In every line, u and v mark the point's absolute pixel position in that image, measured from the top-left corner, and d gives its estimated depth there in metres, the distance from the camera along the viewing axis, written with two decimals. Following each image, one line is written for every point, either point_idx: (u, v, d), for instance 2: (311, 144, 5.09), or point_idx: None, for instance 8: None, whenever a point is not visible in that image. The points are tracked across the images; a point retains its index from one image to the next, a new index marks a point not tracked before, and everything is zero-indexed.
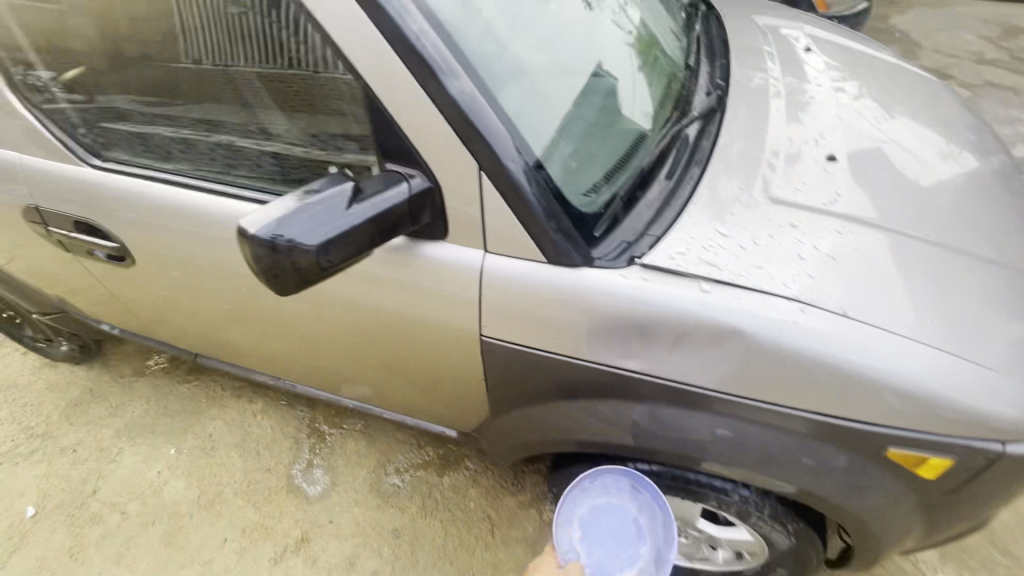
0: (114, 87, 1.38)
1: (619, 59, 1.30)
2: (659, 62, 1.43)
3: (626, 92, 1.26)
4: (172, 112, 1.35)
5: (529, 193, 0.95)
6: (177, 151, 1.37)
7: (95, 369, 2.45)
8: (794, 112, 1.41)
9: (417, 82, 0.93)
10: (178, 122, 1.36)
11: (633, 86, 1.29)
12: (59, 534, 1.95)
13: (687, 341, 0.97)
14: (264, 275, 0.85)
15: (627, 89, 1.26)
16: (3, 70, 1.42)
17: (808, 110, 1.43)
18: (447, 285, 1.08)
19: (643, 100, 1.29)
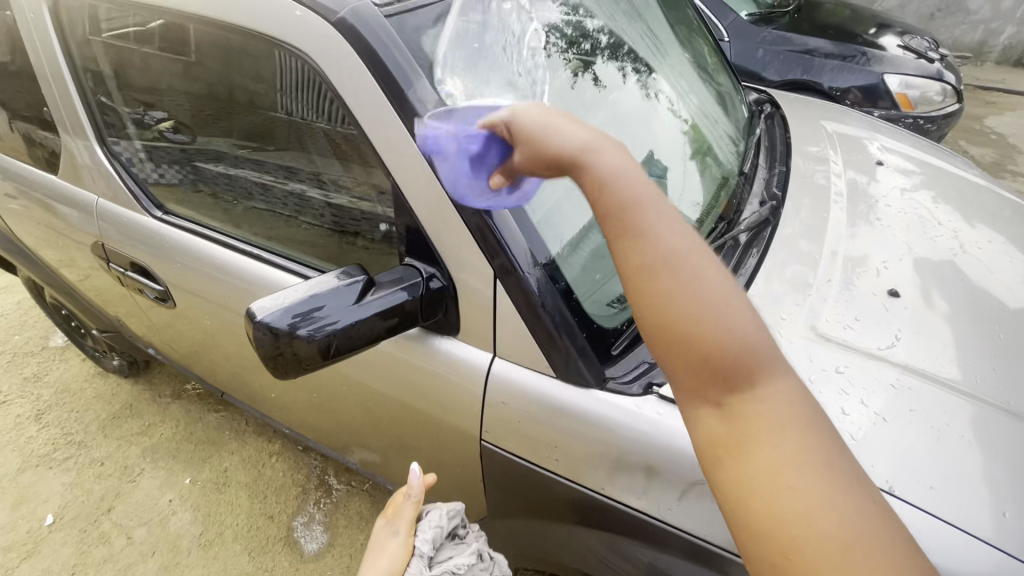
0: (214, 132, 1.41)
1: (665, 149, 1.29)
2: (710, 158, 1.40)
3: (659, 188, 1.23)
4: (264, 157, 1.35)
5: (543, 305, 0.91)
6: (234, 200, 1.46)
7: (139, 385, 2.58)
8: (856, 232, 1.30)
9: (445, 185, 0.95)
10: (267, 168, 1.37)
11: (679, 181, 1.26)
12: (67, 549, 1.99)
13: (701, 491, 0.87)
14: (268, 360, 0.87)
15: (672, 184, 1.24)
16: (89, 110, 1.58)
17: (874, 231, 1.31)
18: (454, 383, 1.04)
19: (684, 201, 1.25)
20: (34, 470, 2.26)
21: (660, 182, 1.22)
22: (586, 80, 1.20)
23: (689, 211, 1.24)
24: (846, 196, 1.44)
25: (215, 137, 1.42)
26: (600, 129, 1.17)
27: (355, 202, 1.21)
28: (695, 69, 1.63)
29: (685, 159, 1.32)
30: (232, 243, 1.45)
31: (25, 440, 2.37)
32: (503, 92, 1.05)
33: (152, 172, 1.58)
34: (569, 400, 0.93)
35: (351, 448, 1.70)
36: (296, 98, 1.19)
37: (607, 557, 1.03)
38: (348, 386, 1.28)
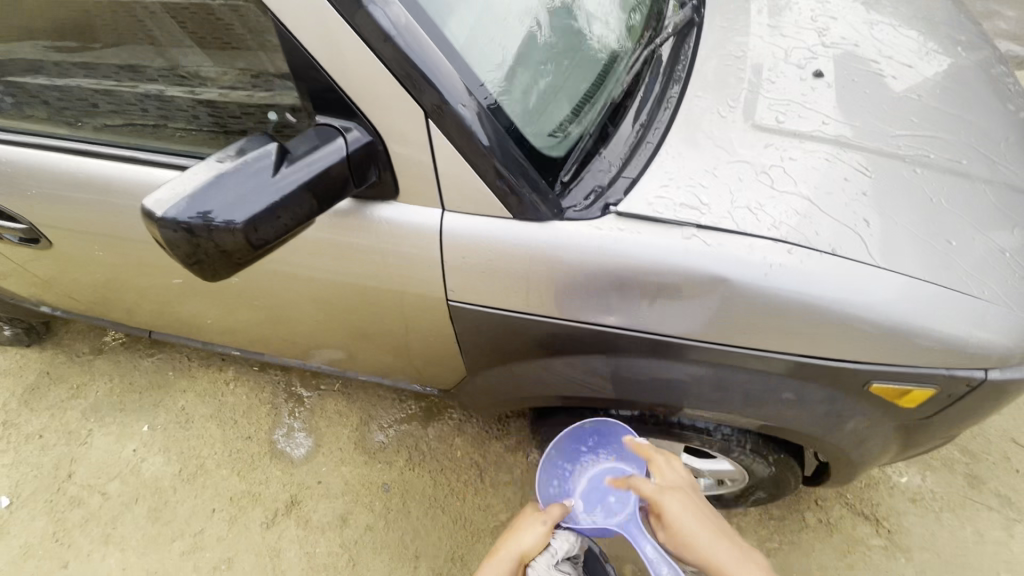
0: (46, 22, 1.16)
1: None
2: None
3: None
4: (93, 59, 1.15)
5: (487, 142, 0.84)
6: (80, 111, 1.20)
7: (47, 350, 2.31)
8: (775, 18, 1.26)
9: (341, 18, 0.79)
10: (102, 73, 1.15)
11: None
12: (40, 521, 1.90)
13: (667, 294, 0.90)
14: (186, 262, 0.75)
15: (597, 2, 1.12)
16: None
17: (793, 17, 1.29)
18: (404, 248, 0.97)
19: (609, 7, 1.13)
20: None
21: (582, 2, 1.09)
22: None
23: (612, 25, 1.12)
24: None
25: (25, 49, 1.20)
26: None
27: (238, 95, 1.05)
28: None
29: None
30: (96, 147, 1.18)
31: None
32: None
33: None
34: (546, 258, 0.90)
35: (310, 351, 1.64)
36: None
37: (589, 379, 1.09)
38: (290, 288, 1.18)
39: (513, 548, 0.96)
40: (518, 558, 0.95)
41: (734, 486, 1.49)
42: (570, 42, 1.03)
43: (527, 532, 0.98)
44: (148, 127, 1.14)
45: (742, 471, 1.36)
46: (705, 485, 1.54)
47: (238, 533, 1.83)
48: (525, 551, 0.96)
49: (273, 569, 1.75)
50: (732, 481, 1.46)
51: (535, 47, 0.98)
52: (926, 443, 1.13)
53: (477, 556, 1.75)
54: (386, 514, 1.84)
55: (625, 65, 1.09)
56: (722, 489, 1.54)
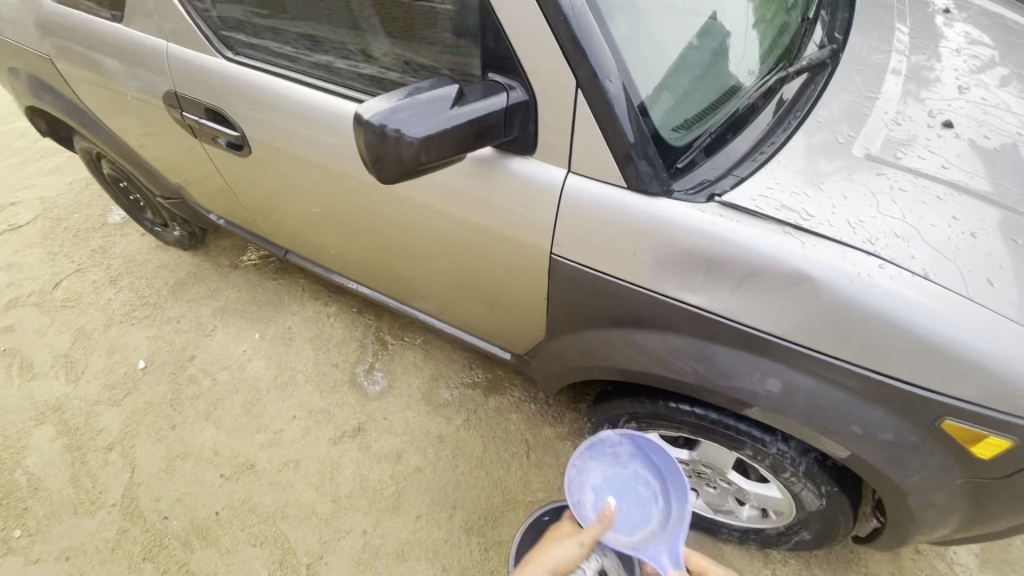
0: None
1: (733, 11, 1.27)
2: (767, 15, 1.36)
3: (732, 46, 1.23)
4: (282, 27, 1.43)
5: (626, 118, 0.97)
6: (279, 63, 1.45)
7: (200, 256, 2.74)
8: (915, 90, 1.26)
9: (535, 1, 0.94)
10: (288, 40, 1.44)
11: (743, 39, 1.25)
12: (161, 386, 2.24)
13: (753, 281, 0.97)
14: (370, 161, 0.95)
15: (734, 45, 1.23)
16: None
17: (937, 96, 1.26)
18: (523, 203, 1.14)
19: (750, 52, 1.26)
20: (117, 326, 2.47)
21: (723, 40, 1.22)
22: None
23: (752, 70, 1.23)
24: (907, 61, 1.35)
25: (234, 10, 1.49)
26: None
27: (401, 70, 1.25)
28: None
29: (749, 22, 1.29)
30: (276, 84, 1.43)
31: (104, 301, 2.57)
32: None
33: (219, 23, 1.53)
34: (635, 226, 1.03)
35: (410, 294, 1.80)
36: None
37: (659, 356, 1.15)
38: (432, 234, 1.41)
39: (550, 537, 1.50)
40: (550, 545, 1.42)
41: (777, 522, 1.48)
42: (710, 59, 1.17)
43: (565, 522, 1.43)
44: (327, 68, 1.37)
45: (790, 503, 1.37)
46: (749, 516, 1.54)
47: (309, 441, 2.06)
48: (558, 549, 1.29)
49: (330, 480, 1.96)
50: (776, 515, 1.46)
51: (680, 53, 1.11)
52: (998, 525, 1.08)
53: (507, 522, 1.84)
54: (436, 462, 1.99)
55: (750, 93, 1.19)
56: (764, 523, 1.52)
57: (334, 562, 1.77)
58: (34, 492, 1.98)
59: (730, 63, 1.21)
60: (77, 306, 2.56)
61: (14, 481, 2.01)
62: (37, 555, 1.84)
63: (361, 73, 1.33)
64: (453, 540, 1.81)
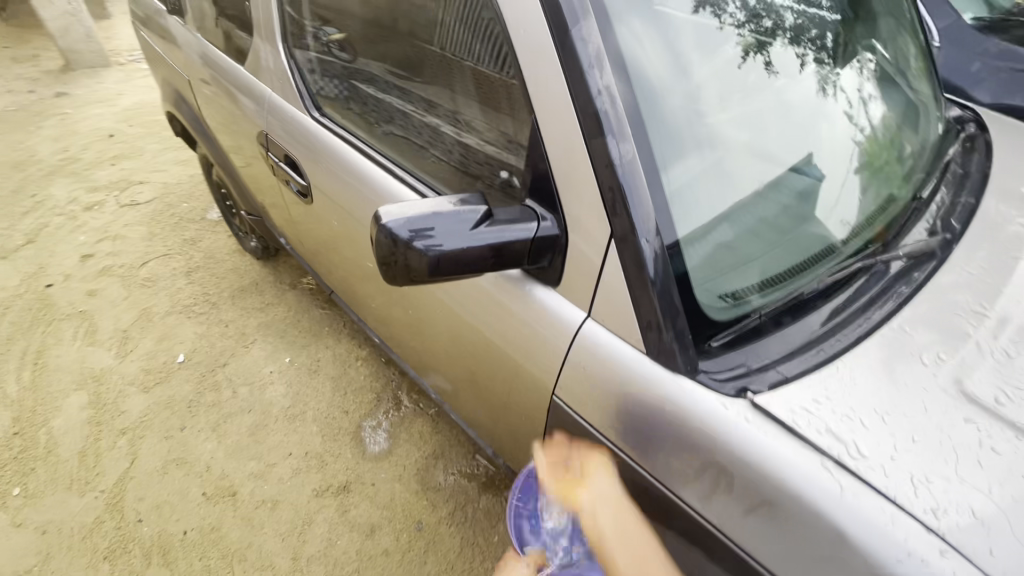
0: (378, 54, 1.42)
1: (834, 162, 1.14)
2: (877, 159, 1.23)
3: (826, 198, 1.12)
4: (410, 85, 1.35)
5: (655, 281, 0.87)
6: (394, 120, 1.42)
7: (268, 268, 2.90)
8: None
9: (585, 145, 0.90)
10: (411, 98, 1.36)
11: (840, 186, 1.13)
12: (188, 385, 2.33)
13: (768, 509, 0.79)
14: (380, 261, 0.94)
15: (827, 191, 1.12)
16: (266, 32, 1.72)
17: None
18: (540, 332, 1.06)
19: (842, 211, 1.12)
20: (176, 314, 2.64)
21: (815, 186, 1.10)
22: (756, 62, 1.07)
23: (846, 219, 1.12)
24: None
25: (373, 65, 1.45)
26: (756, 130, 1.04)
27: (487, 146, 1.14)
28: (902, 81, 1.40)
29: (850, 167, 1.17)
30: (366, 151, 1.49)
31: (175, 289, 2.77)
32: (668, 61, 0.96)
33: (321, 83, 1.63)
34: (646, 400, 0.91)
35: (427, 369, 1.74)
36: (464, 32, 1.12)
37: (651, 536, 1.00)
38: (453, 327, 1.36)
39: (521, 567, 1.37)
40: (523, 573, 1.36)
41: None
42: (786, 217, 1.05)
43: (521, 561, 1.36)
44: (434, 133, 1.30)
45: None
46: None
47: (295, 484, 2.02)
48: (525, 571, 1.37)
49: (299, 534, 1.89)
50: None
51: (753, 205, 1.01)
52: None
53: None
54: (406, 550, 1.86)
55: (828, 268, 1.04)
56: None
57: None
58: (46, 454, 2.09)
59: (819, 209, 1.10)
60: (152, 287, 2.78)
61: (36, 437, 2.15)
62: (22, 519, 1.92)
63: (462, 141, 1.24)
64: None
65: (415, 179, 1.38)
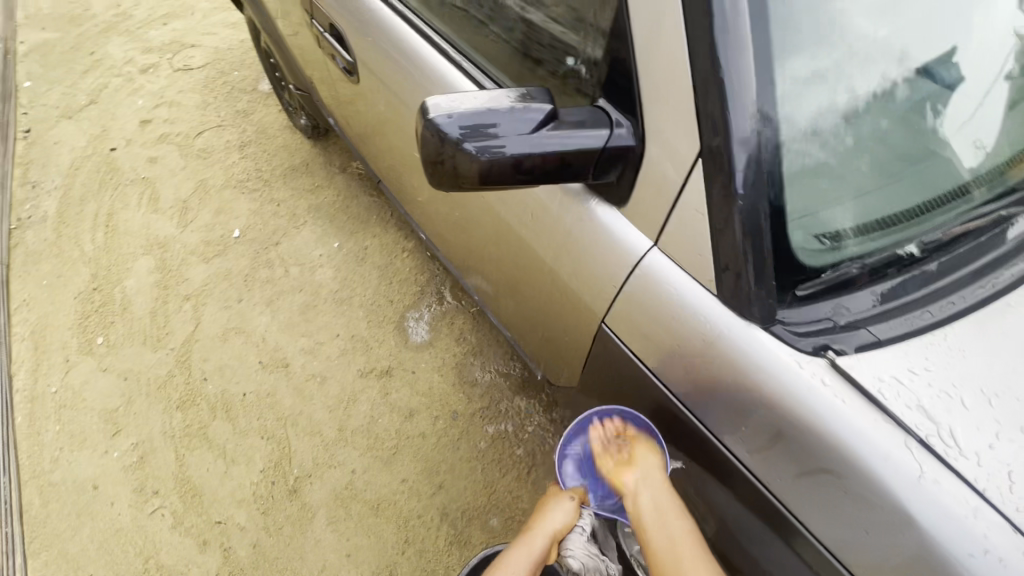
0: None
1: (986, 69, 0.89)
2: None
3: (957, 111, 0.88)
4: None
5: (743, 216, 0.74)
6: None
7: (318, 148, 2.84)
8: None
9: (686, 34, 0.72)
10: None
11: (981, 100, 0.90)
12: (244, 260, 2.42)
13: (827, 480, 0.73)
14: (425, 161, 0.85)
15: (961, 98, 0.88)
16: None
17: None
18: (595, 257, 0.96)
19: (979, 132, 0.90)
20: (231, 189, 2.67)
21: (942, 95, 0.86)
22: None
23: (981, 142, 0.90)
24: None
25: None
26: (896, 21, 0.81)
27: (555, 24, 1.00)
28: None
29: (1000, 71, 0.91)
30: (418, 25, 1.31)
31: (229, 162, 2.77)
32: None
33: None
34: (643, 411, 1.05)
35: (469, 271, 1.70)
36: None
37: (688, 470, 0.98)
38: (500, 236, 1.27)
39: (547, 529, 1.16)
40: (552, 537, 1.16)
41: None
42: (911, 140, 0.85)
43: (558, 511, 1.17)
44: (495, 10, 1.15)
45: None
46: None
47: (342, 364, 2.13)
48: (558, 530, 1.16)
49: (345, 408, 2.03)
50: None
51: (876, 123, 0.82)
52: None
53: (482, 524, 1.82)
54: (441, 435, 1.97)
55: (954, 212, 0.86)
56: None
57: (318, 486, 1.88)
58: (123, 311, 2.28)
59: (947, 123, 0.87)
60: (208, 159, 2.79)
61: (112, 294, 2.33)
62: (106, 366, 2.14)
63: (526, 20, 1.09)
64: (427, 517, 1.83)
65: (465, 58, 1.21)
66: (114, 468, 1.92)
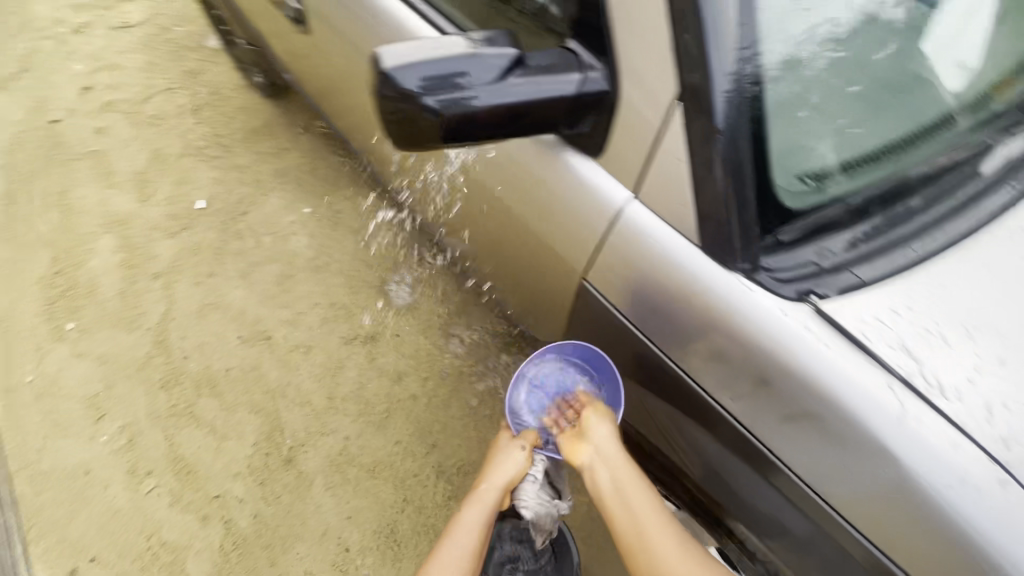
0: None
1: None
2: None
3: (943, 30, 0.84)
4: None
5: (725, 160, 0.70)
6: None
7: (277, 107, 2.68)
8: None
9: None
10: None
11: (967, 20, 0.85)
12: (212, 232, 2.32)
13: (812, 425, 0.73)
14: (382, 118, 0.78)
15: (946, 22, 0.84)
16: None
17: None
18: (572, 212, 0.92)
19: (966, 55, 0.86)
20: (189, 157, 2.52)
21: (928, 17, 0.82)
22: None
23: (968, 65, 0.86)
24: None
25: None
26: None
27: None
28: None
29: None
30: None
31: (184, 129, 2.61)
32: None
33: None
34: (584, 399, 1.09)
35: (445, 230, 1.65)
36: None
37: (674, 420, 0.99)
38: (473, 194, 1.22)
39: (498, 479, 1.12)
40: (503, 486, 1.11)
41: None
42: (898, 67, 0.81)
43: (507, 462, 1.14)
44: None
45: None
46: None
47: (325, 332, 2.10)
48: (511, 479, 1.12)
49: (332, 376, 2.02)
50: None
51: (862, 52, 0.77)
52: None
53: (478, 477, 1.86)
54: (432, 396, 1.98)
55: (940, 143, 0.83)
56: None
57: (313, 454, 1.90)
58: (90, 294, 2.19)
59: (932, 45, 0.83)
60: (160, 126, 2.61)
61: (77, 277, 2.23)
62: (81, 351, 2.08)
63: None
64: (423, 475, 1.87)
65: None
66: (103, 452, 1.90)
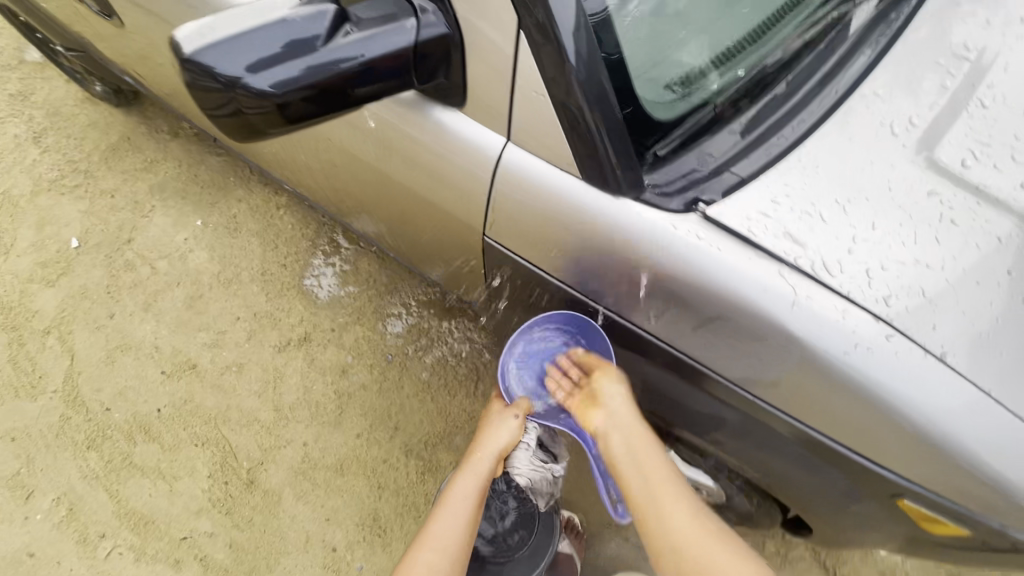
0: None
1: None
2: None
3: None
4: None
5: (582, 83, 0.68)
6: None
7: (132, 116, 2.38)
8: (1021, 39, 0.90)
9: None
10: None
11: None
12: (98, 271, 2.09)
13: (720, 326, 0.76)
14: (211, 110, 0.71)
15: None
16: None
17: None
18: (454, 169, 0.88)
19: None
20: (44, 193, 2.22)
21: None
22: None
23: None
24: None
25: None
26: None
27: None
28: None
29: None
30: None
31: (29, 162, 2.28)
32: None
33: None
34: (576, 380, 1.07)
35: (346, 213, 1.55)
36: None
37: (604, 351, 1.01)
38: (357, 170, 1.14)
39: (491, 446, 1.09)
40: (497, 454, 1.09)
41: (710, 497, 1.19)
42: None
43: (501, 429, 1.11)
44: None
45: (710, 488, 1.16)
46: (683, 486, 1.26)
47: (254, 346, 1.98)
48: (505, 446, 1.10)
49: (274, 387, 1.93)
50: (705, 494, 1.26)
51: None
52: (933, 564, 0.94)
53: (447, 447, 1.87)
54: (382, 381, 1.94)
55: (795, 24, 0.83)
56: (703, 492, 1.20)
57: (274, 469, 1.84)
58: None
59: None
60: None
61: None
62: None
63: None
64: (393, 459, 1.85)
65: None
66: (44, 530, 1.76)
